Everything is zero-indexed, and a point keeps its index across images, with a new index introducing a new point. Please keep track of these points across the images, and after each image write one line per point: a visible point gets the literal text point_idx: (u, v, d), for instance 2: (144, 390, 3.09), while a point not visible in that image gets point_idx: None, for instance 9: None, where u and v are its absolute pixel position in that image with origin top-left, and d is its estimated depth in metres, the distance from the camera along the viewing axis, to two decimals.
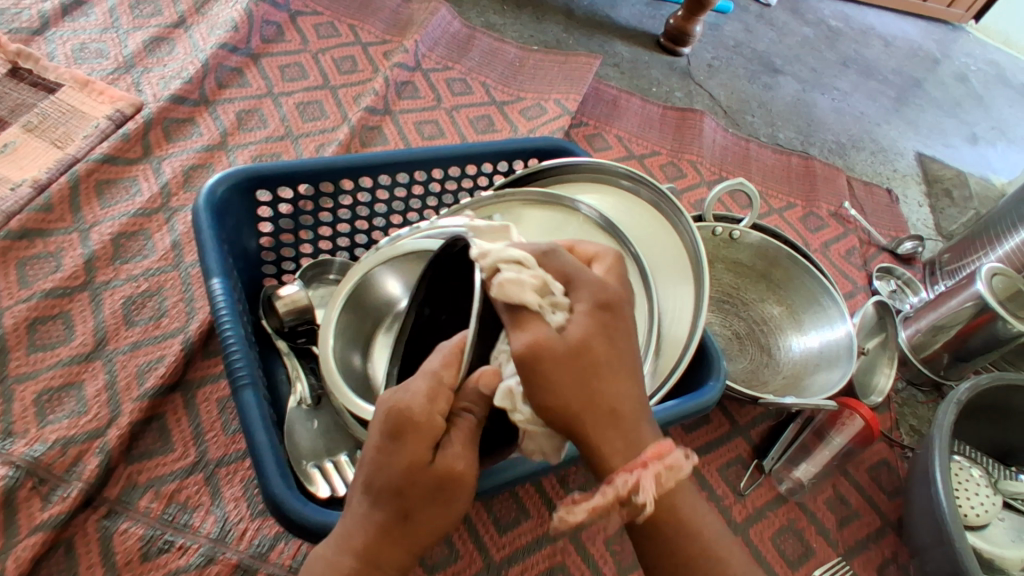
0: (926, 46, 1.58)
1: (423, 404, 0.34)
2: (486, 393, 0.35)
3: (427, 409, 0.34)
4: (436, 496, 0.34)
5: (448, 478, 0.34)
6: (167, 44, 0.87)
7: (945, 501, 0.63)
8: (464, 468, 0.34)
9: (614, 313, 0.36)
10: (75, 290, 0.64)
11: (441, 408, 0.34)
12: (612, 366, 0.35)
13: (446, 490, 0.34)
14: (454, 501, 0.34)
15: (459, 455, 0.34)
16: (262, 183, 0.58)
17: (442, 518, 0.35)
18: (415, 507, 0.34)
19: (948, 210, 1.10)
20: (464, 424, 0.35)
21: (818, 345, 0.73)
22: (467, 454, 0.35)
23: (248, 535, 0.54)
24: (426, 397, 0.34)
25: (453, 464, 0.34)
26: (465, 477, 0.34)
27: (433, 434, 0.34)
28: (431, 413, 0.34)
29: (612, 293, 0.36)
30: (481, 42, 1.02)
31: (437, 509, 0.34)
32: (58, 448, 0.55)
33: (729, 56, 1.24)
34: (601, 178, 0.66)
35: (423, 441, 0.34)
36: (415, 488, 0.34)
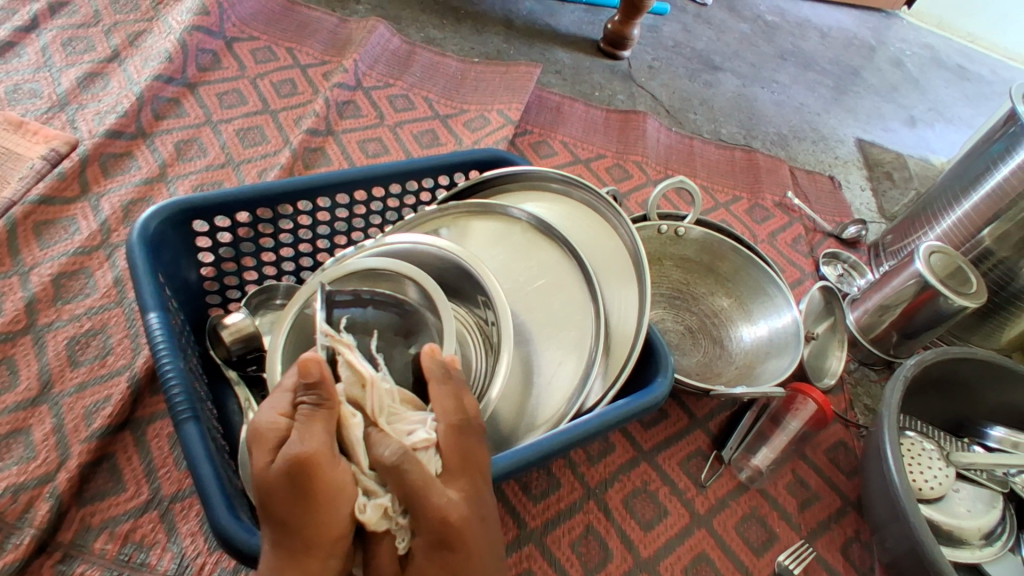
0: (861, 35, 1.62)
1: (263, 412, 0.35)
2: (315, 381, 0.34)
3: (272, 418, 0.35)
4: (291, 490, 0.32)
5: (294, 461, 0.32)
6: (101, 79, 0.86)
7: (897, 477, 0.65)
8: (310, 445, 0.32)
9: (462, 554, 0.34)
10: (16, 335, 0.63)
11: (282, 409, 0.35)
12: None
13: (298, 480, 0.32)
14: (317, 487, 0.32)
15: (297, 439, 0.33)
16: (197, 214, 0.58)
17: (318, 510, 0.32)
18: (281, 510, 0.32)
19: (889, 192, 1.13)
20: (304, 411, 0.34)
21: (767, 333, 0.75)
22: (310, 435, 0.33)
23: (207, 569, 0.54)
24: (271, 408, 0.35)
25: (294, 450, 0.32)
26: (316, 452, 0.32)
27: (276, 433, 0.34)
28: (270, 417, 0.34)
29: (451, 529, 0.33)
30: (422, 57, 1.03)
31: (306, 504, 0.32)
32: (8, 495, 0.53)
33: (670, 56, 1.26)
34: (538, 184, 0.67)
35: (267, 445, 0.34)
36: (273, 489, 0.32)
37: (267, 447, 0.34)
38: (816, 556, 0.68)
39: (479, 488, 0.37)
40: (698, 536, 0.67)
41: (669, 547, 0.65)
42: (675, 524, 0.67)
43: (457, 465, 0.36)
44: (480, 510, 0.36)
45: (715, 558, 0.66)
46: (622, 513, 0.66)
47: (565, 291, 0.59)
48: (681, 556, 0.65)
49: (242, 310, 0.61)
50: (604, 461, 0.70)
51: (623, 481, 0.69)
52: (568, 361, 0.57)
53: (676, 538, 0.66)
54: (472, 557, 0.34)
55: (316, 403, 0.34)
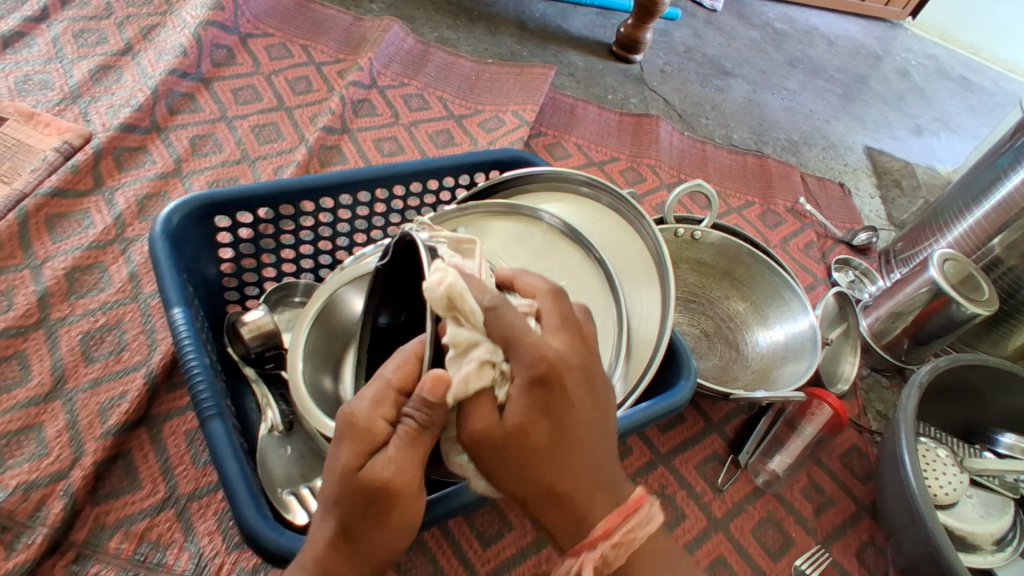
0: (867, 44, 1.63)
1: (365, 410, 0.33)
2: (434, 402, 0.32)
3: (370, 416, 0.33)
4: (365, 509, 0.33)
5: (381, 490, 0.32)
6: (115, 72, 0.85)
7: (914, 481, 0.64)
8: (400, 479, 0.32)
9: (558, 395, 0.34)
10: (29, 329, 0.62)
11: (386, 413, 0.33)
12: (555, 453, 0.34)
13: (376, 504, 0.32)
14: (391, 514, 0.33)
15: (390, 465, 0.32)
16: (219, 209, 0.57)
17: (382, 532, 0.34)
18: (351, 520, 0.33)
19: (898, 200, 1.13)
20: (405, 432, 0.33)
21: (784, 338, 0.75)
22: (405, 467, 0.32)
23: (225, 569, 0.53)
24: (371, 401, 0.33)
25: (382, 476, 0.32)
26: (401, 490, 0.32)
27: (372, 440, 0.33)
28: (373, 417, 0.33)
29: (552, 366, 0.34)
30: (437, 57, 1.02)
31: (377, 524, 0.33)
32: (20, 493, 0.52)
33: (680, 61, 1.27)
34: (563, 186, 0.67)
35: (358, 449, 0.33)
36: (347, 501, 0.33)
37: (355, 448, 0.33)
38: (833, 561, 0.68)
39: (581, 343, 0.37)
40: (715, 540, 0.66)
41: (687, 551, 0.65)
42: (692, 528, 0.67)
43: (558, 321, 0.37)
44: (581, 362, 0.36)
45: (732, 563, 0.65)
46: None
47: (588, 293, 0.59)
48: (699, 560, 0.64)
49: (262, 307, 0.61)
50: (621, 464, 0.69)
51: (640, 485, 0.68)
52: None
53: (693, 542, 0.66)
54: (570, 399, 0.34)
55: (423, 425, 0.33)
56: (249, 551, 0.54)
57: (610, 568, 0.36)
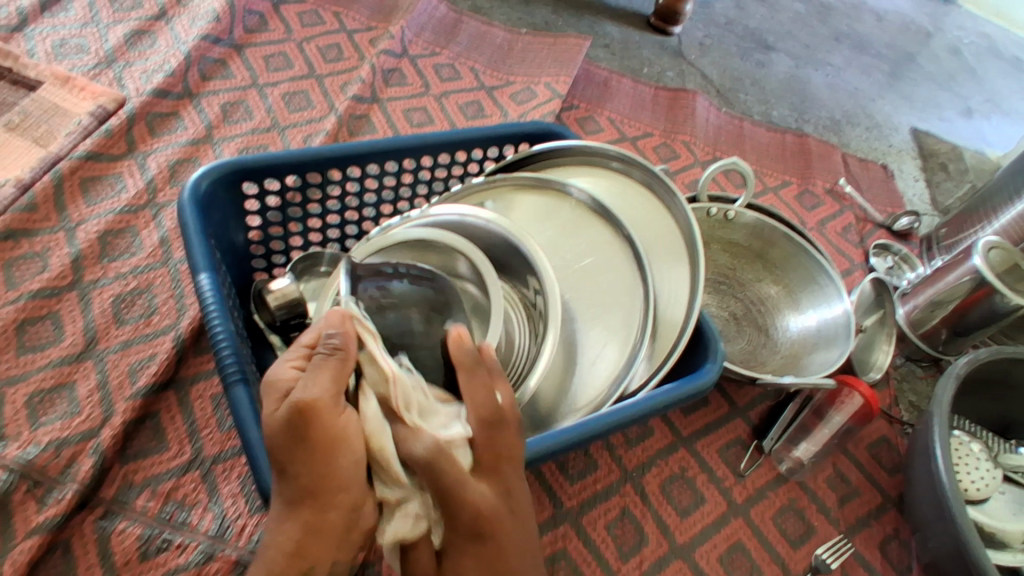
0: (918, 20, 1.56)
1: (274, 363, 0.36)
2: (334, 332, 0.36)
3: (284, 367, 0.36)
4: (293, 436, 0.33)
5: (298, 410, 0.33)
6: (149, 37, 0.86)
7: (945, 476, 0.63)
8: (312, 393, 0.34)
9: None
10: (63, 290, 0.63)
11: (294, 359, 0.36)
12: (493, 561, 0.36)
13: (300, 426, 0.33)
14: (315, 430, 0.33)
15: (302, 386, 0.34)
16: (247, 175, 0.57)
17: (321, 464, 0.34)
18: (283, 459, 0.34)
19: (943, 184, 1.09)
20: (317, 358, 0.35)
21: (816, 324, 0.73)
22: (317, 383, 0.34)
23: (247, 531, 0.54)
24: (286, 362, 0.36)
25: (295, 395, 0.34)
26: (319, 404, 0.34)
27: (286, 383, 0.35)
28: (282, 367, 0.36)
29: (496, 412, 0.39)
30: (469, 26, 1.00)
31: (311, 455, 0.34)
32: (52, 450, 0.54)
33: (721, 34, 1.22)
34: (593, 160, 0.65)
35: (275, 395, 0.35)
36: (278, 438, 0.34)
37: (274, 397, 0.35)
38: (855, 552, 0.67)
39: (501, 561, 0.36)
40: (734, 526, 0.66)
41: (705, 534, 0.64)
42: (712, 512, 0.66)
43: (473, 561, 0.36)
44: (507, 499, 0.38)
45: (750, 549, 0.65)
46: (659, 498, 0.65)
47: (614, 271, 0.58)
48: (717, 545, 0.64)
49: (287, 276, 0.61)
50: (641, 445, 0.69)
51: (660, 467, 0.68)
52: (614, 342, 0.56)
53: (712, 526, 0.65)
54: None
55: (328, 348, 0.35)
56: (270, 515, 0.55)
57: None
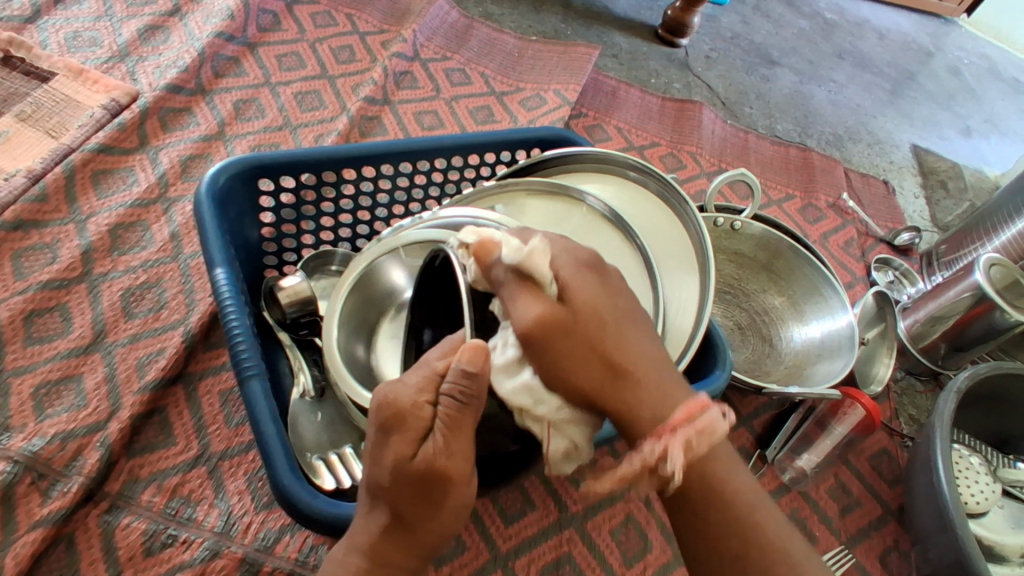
0: (919, 40, 1.58)
1: (409, 394, 0.35)
2: (472, 372, 0.34)
3: (414, 399, 0.35)
4: (422, 492, 0.36)
5: (436, 474, 0.35)
6: (162, 32, 0.86)
7: (947, 490, 0.63)
8: (451, 464, 0.35)
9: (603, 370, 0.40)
10: (72, 282, 0.63)
11: (428, 399, 0.35)
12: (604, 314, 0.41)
13: (432, 486, 0.35)
14: (447, 496, 0.36)
15: (443, 454, 0.35)
16: (263, 172, 0.58)
17: (439, 516, 0.37)
18: (409, 505, 0.37)
19: (943, 201, 1.11)
20: (449, 416, 0.34)
21: (820, 335, 0.74)
22: (454, 452, 0.35)
23: (253, 529, 0.53)
24: (414, 386, 0.35)
25: (436, 461, 0.35)
26: (456, 474, 0.35)
27: (420, 426, 0.35)
28: (416, 404, 0.35)
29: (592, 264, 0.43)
30: (480, 32, 1.01)
31: (435, 506, 0.36)
32: (58, 442, 0.53)
33: (727, 48, 1.24)
34: (606, 168, 0.66)
35: (409, 436, 0.35)
36: (407, 487, 0.36)
37: (408, 436, 0.35)
38: (855, 562, 0.67)
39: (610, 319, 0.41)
40: None
41: None
42: None
43: (579, 343, 0.39)
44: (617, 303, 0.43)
45: None
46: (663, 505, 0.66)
47: (625, 279, 0.58)
48: None
49: (299, 273, 0.61)
50: None
51: None
52: None
53: None
54: (610, 369, 0.40)
55: (463, 405, 0.34)
56: (277, 512, 0.55)
57: (695, 451, 0.40)
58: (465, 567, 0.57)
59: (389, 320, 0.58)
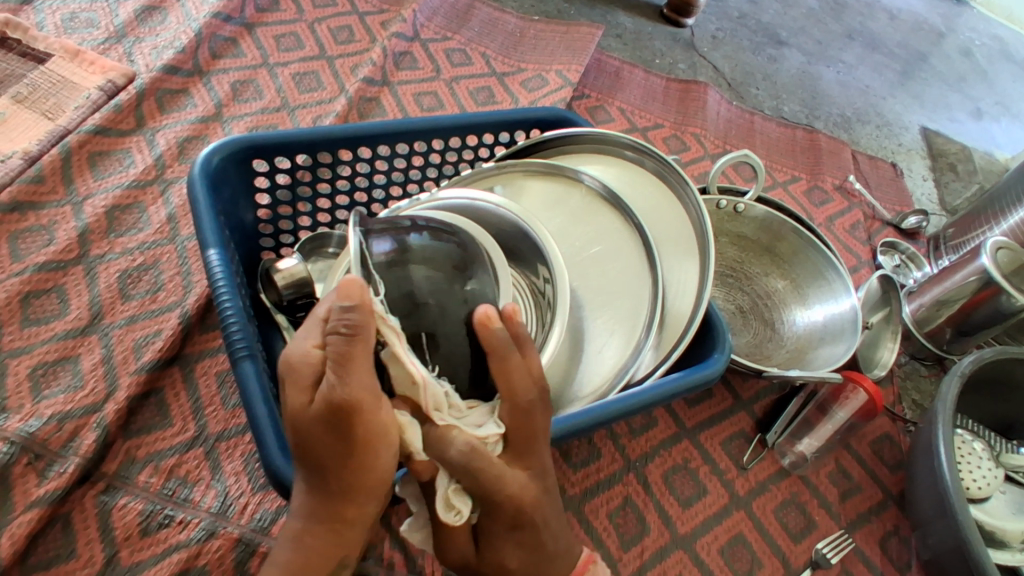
0: (930, 20, 1.55)
1: (295, 343, 0.34)
2: (350, 304, 0.32)
3: (303, 347, 0.34)
4: (331, 431, 0.32)
5: (337, 409, 0.32)
6: (159, 13, 0.85)
7: (948, 473, 0.62)
8: (353, 395, 0.32)
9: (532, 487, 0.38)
10: (69, 264, 0.63)
11: (316, 341, 0.34)
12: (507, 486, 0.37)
13: (338, 422, 0.32)
14: (357, 427, 0.32)
15: (339, 387, 0.32)
16: (258, 152, 0.57)
17: (368, 454, 0.33)
18: (321, 452, 0.33)
19: (951, 184, 1.09)
20: (338, 345, 0.32)
21: (822, 319, 0.73)
22: (354, 383, 0.32)
23: (249, 509, 0.54)
24: (303, 337, 0.34)
25: (336, 396, 0.31)
26: (362, 401, 0.32)
27: (314, 371, 0.33)
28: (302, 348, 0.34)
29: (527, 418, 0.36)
30: (482, 12, 1.00)
31: (351, 446, 0.33)
32: (54, 423, 0.54)
33: (734, 28, 1.22)
34: (606, 149, 0.65)
35: (300, 382, 0.33)
36: (313, 434, 0.33)
37: (302, 382, 0.33)
38: (854, 547, 0.67)
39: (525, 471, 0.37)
40: (736, 517, 0.66)
41: (706, 526, 0.64)
42: (713, 504, 0.66)
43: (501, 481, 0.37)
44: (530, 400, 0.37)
45: (751, 541, 0.65)
46: (661, 489, 0.65)
47: (624, 259, 0.58)
48: (717, 536, 0.64)
49: (296, 255, 0.60)
50: (645, 435, 0.69)
51: (663, 457, 0.68)
52: (620, 332, 0.55)
53: (713, 518, 0.65)
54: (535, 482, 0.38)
55: (345, 331, 0.32)
56: (273, 493, 0.55)
57: None
58: None
59: None
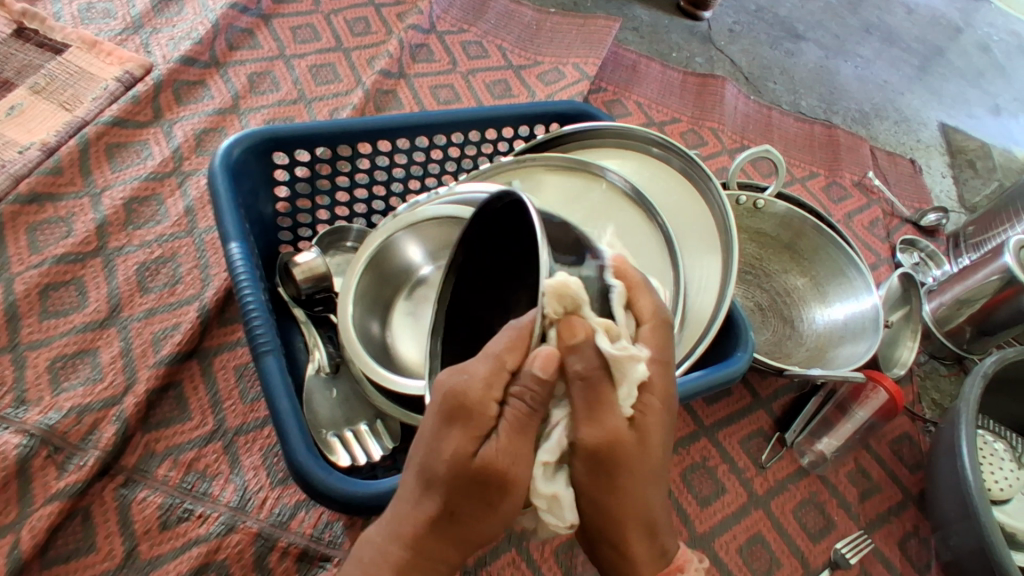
0: (949, 14, 1.53)
1: (477, 385, 0.31)
2: (545, 377, 0.31)
3: (482, 393, 0.32)
4: (477, 494, 0.32)
5: (499, 478, 0.31)
6: (175, 4, 0.84)
7: (971, 475, 0.62)
8: (514, 470, 0.31)
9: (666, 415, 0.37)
10: (87, 256, 0.63)
11: (497, 395, 0.32)
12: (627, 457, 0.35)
13: (491, 490, 0.31)
14: (502, 502, 0.32)
15: (508, 457, 0.31)
16: (278, 145, 0.57)
17: (491, 520, 0.33)
18: (462, 506, 0.32)
19: (970, 181, 1.08)
20: (522, 420, 0.31)
21: (843, 318, 0.72)
22: (519, 459, 0.31)
23: (268, 504, 0.53)
24: (483, 377, 0.32)
25: (502, 465, 0.31)
26: (519, 480, 0.32)
27: (484, 422, 0.32)
28: (484, 398, 0.31)
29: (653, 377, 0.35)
30: (498, 4, 0.98)
31: (488, 509, 0.32)
32: (74, 416, 0.54)
33: (751, 21, 1.20)
34: (628, 144, 0.64)
35: (471, 432, 0.31)
36: (460, 488, 0.32)
37: (470, 432, 0.32)
38: (874, 548, 0.67)
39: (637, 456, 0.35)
40: (754, 517, 0.65)
41: (724, 525, 0.64)
42: (732, 502, 0.66)
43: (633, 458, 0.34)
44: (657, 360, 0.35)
45: (770, 540, 0.64)
46: (680, 487, 0.65)
47: (646, 256, 0.57)
48: (736, 535, 0.64)
49: (314, 249, 0.60)
50: None
51: (682, 455, 0.67)
52: None
53: (732, 517, 0.65)
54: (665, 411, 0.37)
55: (534, 409, 0.31)
56: (292, 488, 0.55)
57: None
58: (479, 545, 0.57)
59: (405, 296, 0.58)
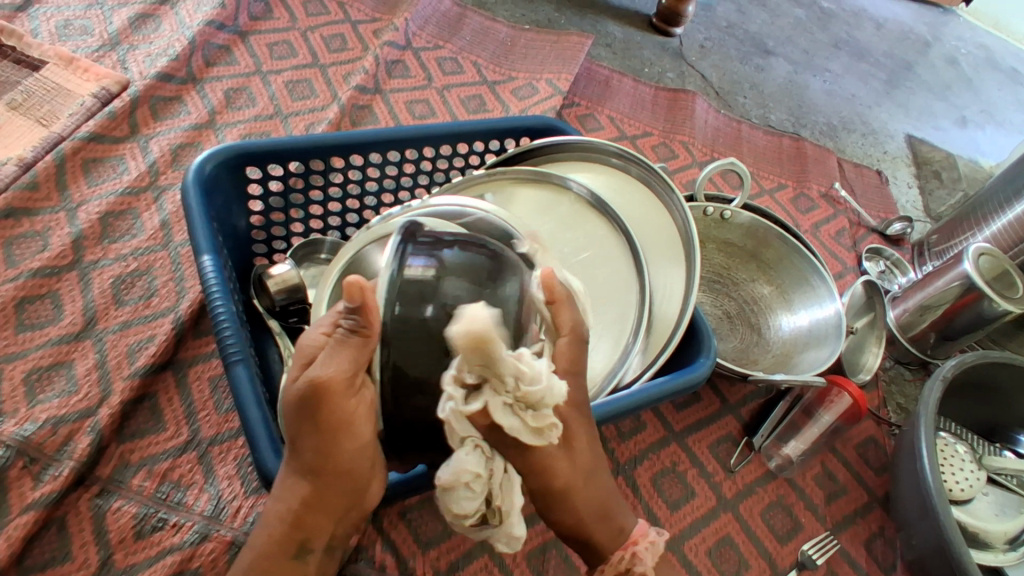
0: (917, 29, 1.57)
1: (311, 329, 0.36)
2: (354, 306, 0.34)
3: (316, 334, 0.36)
4: (303, 411, 0.34)
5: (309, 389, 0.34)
6: (153, 21, 0.86)
7: (930, 475, 0.64)
8: (326, 372, 0.34)
9: (575, 528, 0.42)
10: (63, 270, 0.63)
11: (326, 325, 0.36)
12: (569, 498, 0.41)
13: (311, 403, 0.34)
14: (327, 409, 0.34)
15: (319, 365, 0.34)
16: (250, 160, 0.58)
17: (330, 434, 0.35)
18: (301, 430, 0.35)
19: (936, 191, 1.11)
20: (339, 335, 0.35)
21: (808, 324, 0.74)
22: (330, 364, 0.34)
23: (242, 512, 0.54)
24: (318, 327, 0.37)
25: (314, 374, 0.34)
26: (331, 384, 0.34)
27: (313, 351, 0.36)
28: (312, 332, 0.36)
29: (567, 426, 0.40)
30: (473, 21, 1.01)
31: (324, 434, 0.35)
32: (49, 427, 0.54)
33: (721, 37, 1.23)
34: (593, 156, 0.66)
35: (301, 360, 0.36)
36: (292, 412, 0.35)
37: (301, 362, 0.36)
38: (839, 549, 0.68)
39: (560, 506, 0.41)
40: (723, 520, 0.67)
41: (694, 528, 0.65)
42: (701, 506, 0.67)
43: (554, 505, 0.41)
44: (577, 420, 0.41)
45: (738, 543, 0.66)
46: (650, 491, 0.66)
47: (613, 266, 0.59)
48: (705, 539, 0.65)
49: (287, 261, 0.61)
50: (634, 438, 0.70)
51: (652, 460, 0.69)
52: (607, 337, 0.56)
53: (701, 520, 0.66)
54: (581, 526, 0.42)
55: (352, 329, 0.34)
56: (265, 497, 0.55)
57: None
58: (452, 551, 0.58)
59: None
